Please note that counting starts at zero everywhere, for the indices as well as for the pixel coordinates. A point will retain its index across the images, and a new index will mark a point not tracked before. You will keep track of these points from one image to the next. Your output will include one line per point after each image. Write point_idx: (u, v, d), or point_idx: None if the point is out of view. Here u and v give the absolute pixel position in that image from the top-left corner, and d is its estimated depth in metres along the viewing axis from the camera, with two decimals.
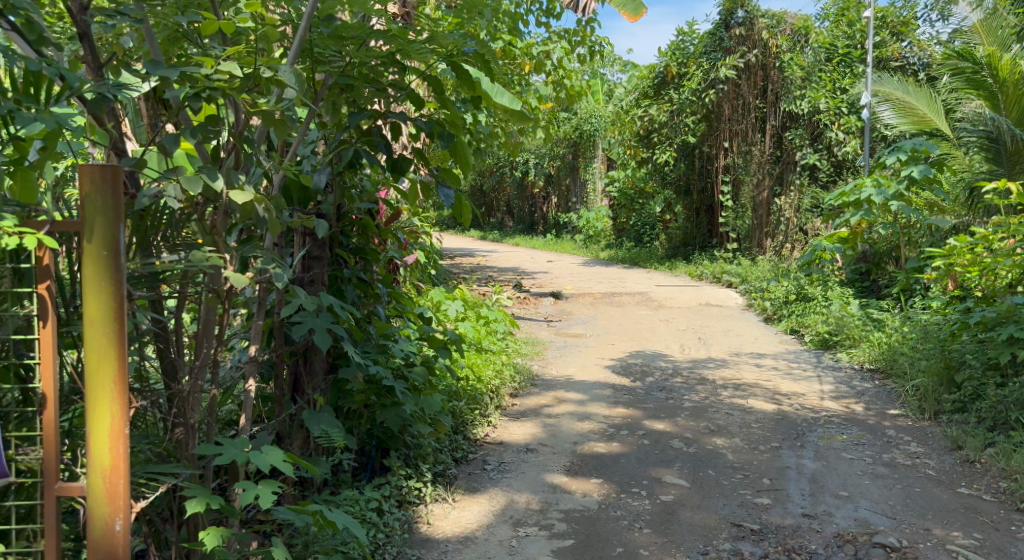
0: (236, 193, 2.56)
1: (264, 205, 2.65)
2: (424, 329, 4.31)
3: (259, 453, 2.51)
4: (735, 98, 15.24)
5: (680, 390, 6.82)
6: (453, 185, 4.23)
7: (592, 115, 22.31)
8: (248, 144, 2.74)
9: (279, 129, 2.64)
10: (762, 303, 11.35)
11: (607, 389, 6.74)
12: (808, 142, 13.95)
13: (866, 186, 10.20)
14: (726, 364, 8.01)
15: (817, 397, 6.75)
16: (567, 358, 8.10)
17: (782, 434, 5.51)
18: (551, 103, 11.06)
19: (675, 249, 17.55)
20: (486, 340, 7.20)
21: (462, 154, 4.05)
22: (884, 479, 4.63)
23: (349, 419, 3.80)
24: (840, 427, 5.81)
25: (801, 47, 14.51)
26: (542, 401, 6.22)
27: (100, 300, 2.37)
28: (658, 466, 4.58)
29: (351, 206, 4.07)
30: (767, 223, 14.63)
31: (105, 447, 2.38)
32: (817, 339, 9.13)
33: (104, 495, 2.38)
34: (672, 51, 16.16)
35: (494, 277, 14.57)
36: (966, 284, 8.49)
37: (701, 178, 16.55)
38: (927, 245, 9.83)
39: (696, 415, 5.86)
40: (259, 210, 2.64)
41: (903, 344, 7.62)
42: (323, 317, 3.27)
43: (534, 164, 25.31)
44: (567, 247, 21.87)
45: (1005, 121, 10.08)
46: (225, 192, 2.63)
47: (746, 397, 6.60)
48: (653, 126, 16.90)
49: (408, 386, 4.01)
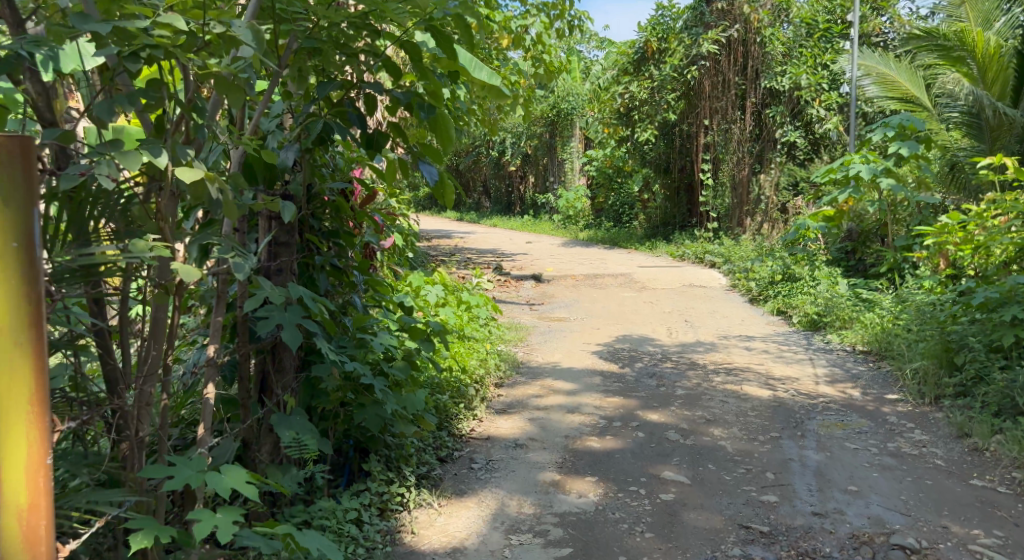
0: (183, 169, 2.25)
1: (216, 184, 2.34)
2: (405, 319, 4.01)
3: (217, 476, 2.29)
4: (716, 74, 14.87)
5: (671, 377, 6.57)
6: (436, 163, 3.95)
7: (570, 93, 21.93)
8: (198, 114, 2.43)
9: (235, 95, 2.35)
10: (747, 284, 11.13)
11: (595, 377, 6.47)
12: (787, 119, 14.00)
13: (855, 162, 9.98)
14: (716, 348, 7.76)
15: (812, 381, 6.50)
16: (552, 343, 7.83)
17: (781, 423, 5.26)
18: (530, 79, 10.73)
19: (655, 229, 17.28)
20: (468, 327, 6.91)
21: (444, 128, 3.80)
22: (893, 471, 4.39)
23: (323, 420, 3.50)
24: (839, 414, 5.57)
25: (781, 22, 14.29)
26: (530, 391, 5.95)
27: (8, 299, 1.94)
28: (655, 462, 4.32)
29: (323, 186, 3.79)
30: (746, 202, 14.43)
31: (21, 482, 1.95)
32: (805, 320, 8.90)
33: (20, 541, 1.96)
34: (651, 25, 15.71)
35: (473, 260, 14.23)
36: (959, 263, 8.27)
37: (682, 156, 16.27)
38: (916, 223, 9.63)
39: (690, 404, 5.60)
40: (211, 189, 2.33)
41: (896, 326, 7.42)
42: (293, 310, 2.96)
43: (511, 143, 24.81)
44: (546, 228, 21.53)
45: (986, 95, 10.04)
46: (171, 170, 2.32)
47: (739, 383, 6.34)
48: (634, 104, 16.41)
49: (388, 382, 3.71)
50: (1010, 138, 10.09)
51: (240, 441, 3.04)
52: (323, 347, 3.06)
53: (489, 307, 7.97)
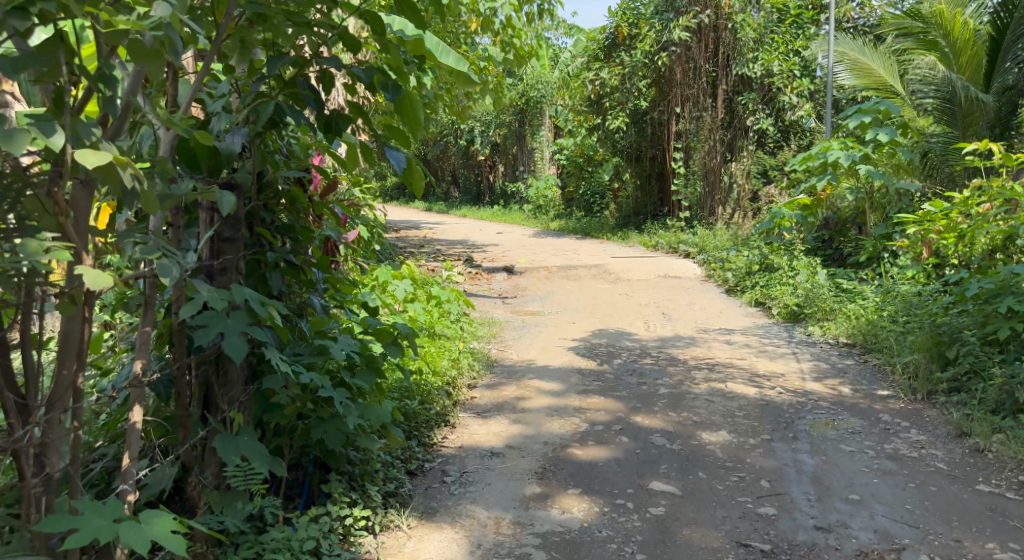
0: (82, 152, 1.96)
1: (128, 169, 2.03)
2: (370, 321, 3.66)
3: (132, 530, 2.03)
4: (687, 61, 14.50)
5: (651, 374, 6.30)
6: (403, 147, 3.69)
7: (539, 81, 21.61)
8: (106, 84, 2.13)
9: (148, 60, 2.06)
10: (723, 274, 10.88)
11: (574, 376, 6.18)
12: (760, 105, 13.87)
13: (833, 148, 9.69)
14: (696, 342, 7.48)
15: (798, 377, 6.24)
16: (526, 339, 7.51)
17: (771, 423, 4.99)
18: (499, 65, 10.41)
19: (626, 218, 16.98)
20: (439, 324, 6.60)
21: (412, 106, 3.58)
22: (893, 477, 4.11)
23: (276, 435, 3.18)
24: (829, 412, 5.30)
25: (751, 8, 14.05)
26: (506, 393, 5.64)
27: None
28: (642, 472, 4.03)
29: (275, 174, 3.55)
30: (718, 190, 14.20)
31: None
32: (785, 312, 8.65)
33: None
34: (622, 11, 15.41)
35: (443, 252, 13.86)
36: (941, 252, 8.06)
37: (653, 145, 15.97)
38: (895, 210, 9.40)
39: (674, 406, 5.32)
40: (123, 176, 2.02)
41: (883, 318, 7.16)
42: (237, 316, 2.64)
43: (480, 131, 24.37)
44: (516, 218, 21.18)
45: (960, 80, 9.78)
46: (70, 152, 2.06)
47: (723, 380, 6.06)
48: (604, 91, 16.07)
49: (350, 393, 3.37)
50: (983, 122, 10.00)
51: (179, 464, 2.76)
52: (273, 356, 2.75)
53: (460, 302, 7.65)
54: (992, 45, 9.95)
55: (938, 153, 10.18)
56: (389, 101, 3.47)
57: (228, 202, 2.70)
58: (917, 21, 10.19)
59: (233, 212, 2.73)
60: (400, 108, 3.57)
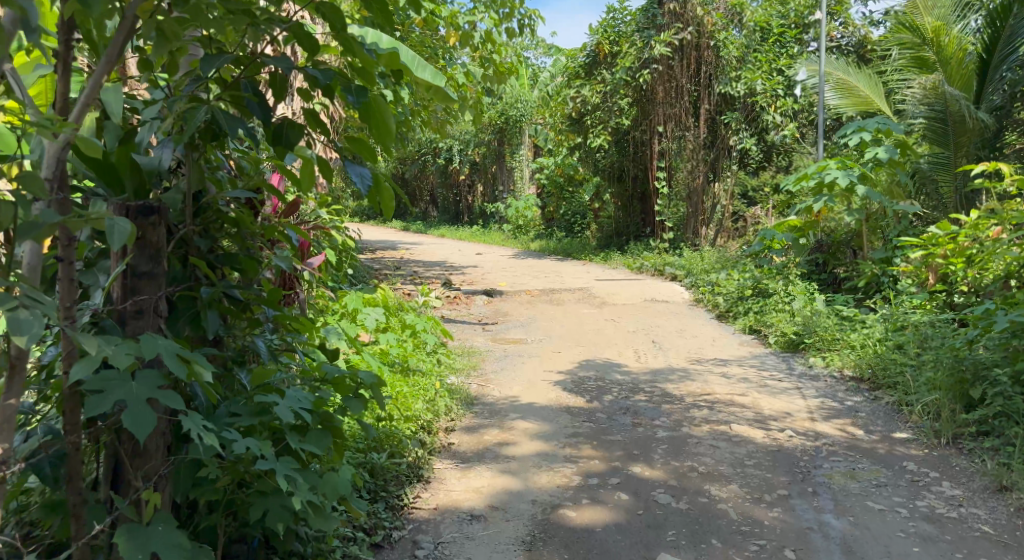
0: None
1: None
2: (326, 368, 3.09)
3: None
4: (669, 80, 14.09)
5: (647, 413, 5.77)
6: (369, 162, 3.15)
7: (519, 100, 21.25)
8: None
9: None
10: (713, 299, 10.37)
11: (563, 416, 5.61)
12: (743, 125, 13.47)
13: (831, 168, 9.28)
14: (690, 376, 6.95)
15: (807, 417, 5.71)
16: (508, 371, 6.96)
17: (785, 474, 4.49)
18: (480, 81, 9.93)
19: (608, 240, 16.45)
20: (414, 358, 6.04)
21: (378, 114, 3.06)
22: (935, 545, 3.59)
23: (210, 511, 2.68)
24: (847, 460, 4.77)
25: (734, 26, 13.65)
26: (488, 438, 5.05)
27: None
28: (647, 543, 3.62)
29: (215, 194, 3.08)
30: (702, 211, 13.77)
31: None
32: (783, 340, 8.11)
33: None
34: (602, 28, 14.90)
35: (420, 274, 13.26)
36: (950, 278, 7.53)
37: (636, 164, 15.46)
38: (895, 233, 8.83)
39: (675, 455, 4.80)
40: None
41: (891, 350, 6.66)
42: (145, 379, 2.14)
43: (458, 150, 23.88)
44: (494, 237, 20.58)
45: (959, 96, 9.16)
46: None
47: (726, 421, 5.55)
48: (586, 109, 15.60)
49: (300, 461, 2.83)
50: (974, 143, 9.47)
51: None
52: (192, 429, 2.21)
53: (437, 331, 7.13)
54: (981, 65, 9.71)
55: (926, 174, 9.71)
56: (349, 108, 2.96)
57: (122, 230, 2.18)
58: (914, 35, 9.90)
59: (130, 242, 2.20)
60: (364, 114, 3.06)
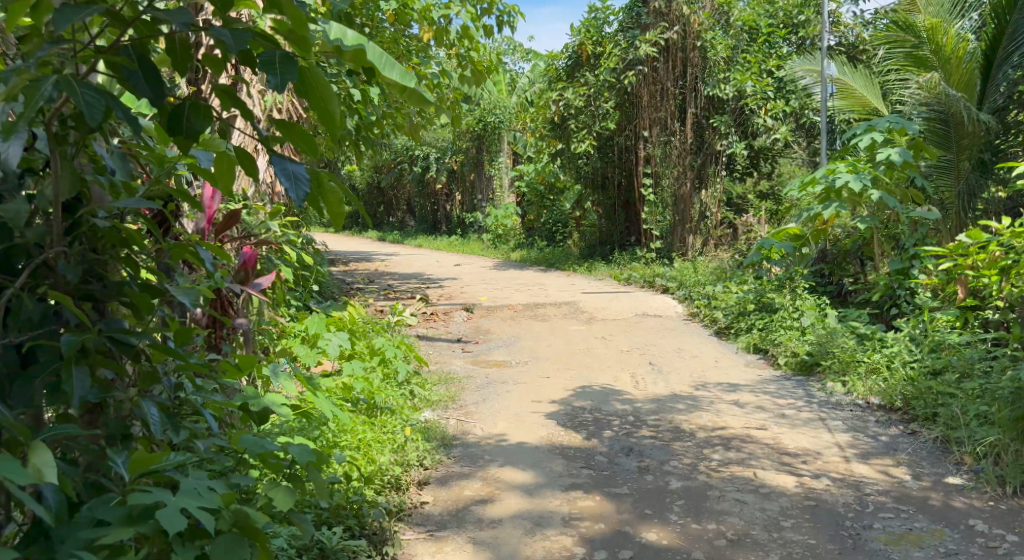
0: None
1: None
2: (246, 442, 2.29)
3: None
4: (654, 82, 13.31)
5: (654, 453, 4.95)
6: (308, 157, 2.30)
7: (497, 106, 20.47)
8: None
9: None
10: (711, 313, 9.53)
11: (557, 461, 4.75)
12: (732, 130, 12.65)
13: (841, 171, 8.29)
14: (698, 405, 6.14)
15: (839, 456, 4.91)
16: (490, 403, 6.10)
17: (833, 541, 3.71)
18: (455, 83, 9.06)
19: (591, 249, 15.61)
20: (382, 394, 5.18)
21: (317, 89, 2.23)
22: None
23: None
24: (901, 517, 3.98)
25: (722, 27, 12.94)
26: (468, 493, 4.20)
27: None
28: None
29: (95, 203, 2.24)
30: (688, 219, 12.96)
31: None
32: (793, 361, 7.33)
33: None
34: (585, 29, 14.10)
35: (394, 288, 12.37)
36: (981, 292, 6.79)
37: (620, 170, 14.62)
38: (911, 243, 7.90)
39: (695, 514, 3.97)
40: None
41: (924, 378, 5.85)
42: None
43: (435, 159, 23.04)
44: (473, 247, 19.74)
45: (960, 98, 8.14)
46: None
47: (748, 464, 4.73)
48: (568, 113, 14.62)
49: None
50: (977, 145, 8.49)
51: None
52: None
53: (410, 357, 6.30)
54: (983, 63, 8.83)
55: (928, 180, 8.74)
56: (275, 82, 2.11)
57: None
58: (909, 33, 9.03)
59: None
60: (297, 90, 2.21)
